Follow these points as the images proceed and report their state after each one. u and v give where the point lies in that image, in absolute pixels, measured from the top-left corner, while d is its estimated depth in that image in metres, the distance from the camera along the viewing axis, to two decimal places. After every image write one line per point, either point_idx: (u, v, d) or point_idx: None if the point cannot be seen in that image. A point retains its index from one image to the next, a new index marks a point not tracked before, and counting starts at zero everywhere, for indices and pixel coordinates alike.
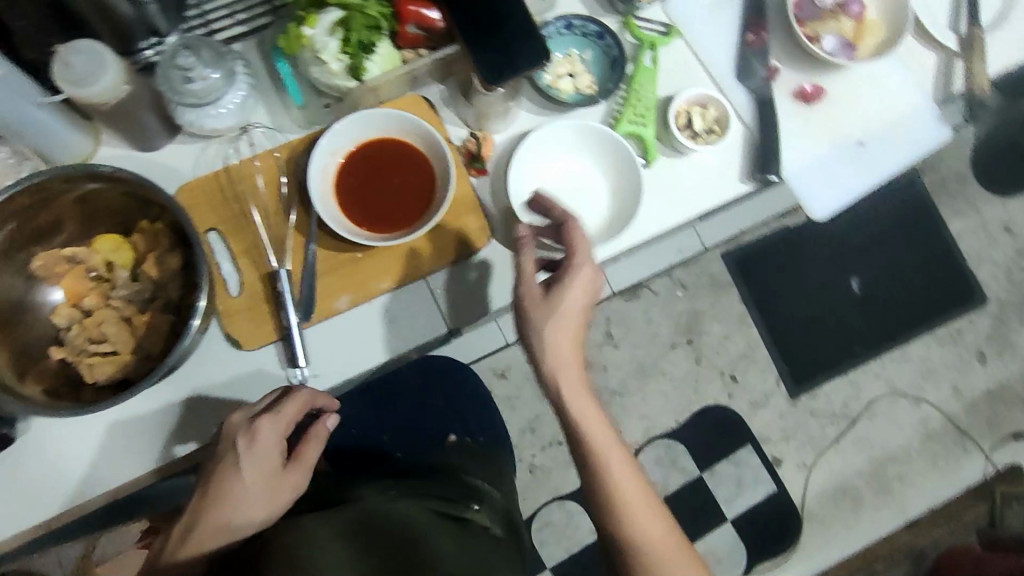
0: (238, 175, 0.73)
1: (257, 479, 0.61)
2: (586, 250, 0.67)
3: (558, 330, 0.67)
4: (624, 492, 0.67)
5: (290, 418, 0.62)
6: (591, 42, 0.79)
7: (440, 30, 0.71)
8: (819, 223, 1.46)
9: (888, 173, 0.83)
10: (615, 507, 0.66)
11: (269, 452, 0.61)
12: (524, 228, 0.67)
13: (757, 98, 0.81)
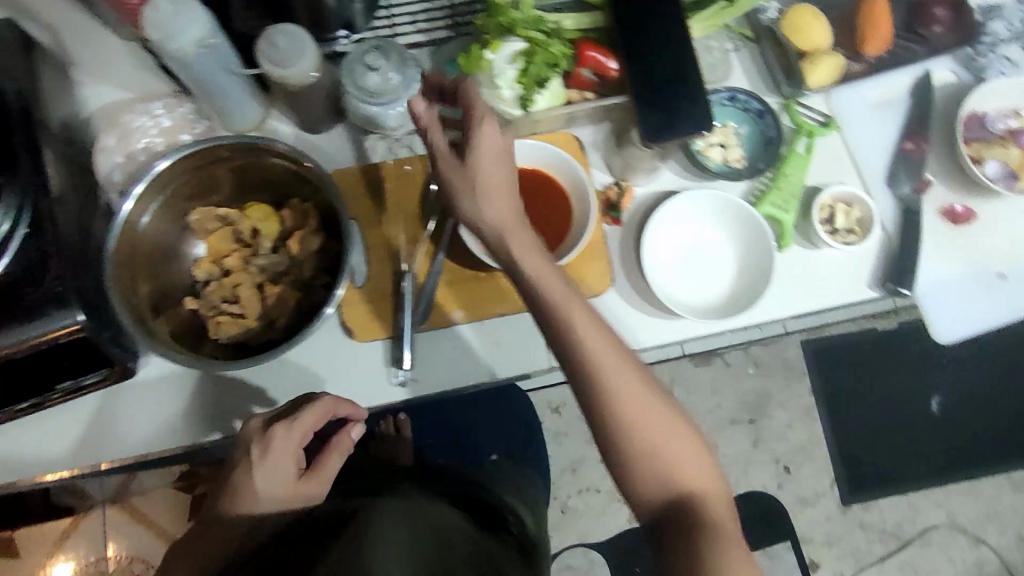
0: (388, 174, 0.77)
1: (273, 487, 0.62)
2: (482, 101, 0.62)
3: (500, 209, 0.62)
4: (624, 395, 0.56)
5: (308, 424, 0.63)
6: (749, 119, 0.80)
7: (611, 80, 0.74)
8: (908, 331, 1.40)
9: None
10: (617, 426, 0.56)
11: (287, 457, 0.62)
12: (423, 106, 0.61)
13: (903, 206, 0.79)
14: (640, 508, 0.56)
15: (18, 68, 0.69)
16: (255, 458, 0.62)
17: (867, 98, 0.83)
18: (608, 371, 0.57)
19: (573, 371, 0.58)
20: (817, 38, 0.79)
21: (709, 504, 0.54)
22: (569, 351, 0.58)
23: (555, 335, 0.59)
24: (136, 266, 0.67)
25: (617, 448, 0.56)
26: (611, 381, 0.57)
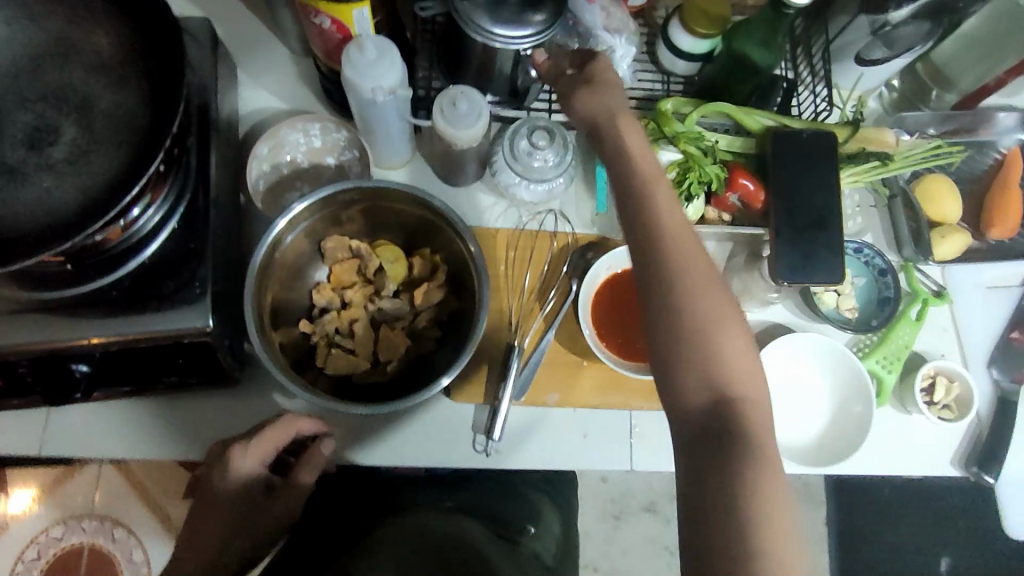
0: (515, 243, 0.78)
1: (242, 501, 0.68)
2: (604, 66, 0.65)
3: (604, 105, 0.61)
4: (692, 292, 0.54)
5: (267, 444, 0.66)
6: (870, 272, 0.81)
7: (755, 210, 0.77)
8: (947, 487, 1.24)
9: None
10: (673, 309, 0.53)
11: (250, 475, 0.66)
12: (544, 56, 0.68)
13: (1000, 394, 0.80)
14: (682, 413, 0.53)
15: (203, 66, 0.71)
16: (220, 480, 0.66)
17: (983, 278, 0.84)
18: (679, 262, 0.54)
19: (643, 255, 0.56)
20: (948, 211, 0.81)
21: (750, 409, 0.51)
22: (643, 232, 0.56)
23: (633, 213, 0.57)
24: (269, 279, 0.68)
25: (667, 332, 0.53)
26: (680, 265, 0.54)
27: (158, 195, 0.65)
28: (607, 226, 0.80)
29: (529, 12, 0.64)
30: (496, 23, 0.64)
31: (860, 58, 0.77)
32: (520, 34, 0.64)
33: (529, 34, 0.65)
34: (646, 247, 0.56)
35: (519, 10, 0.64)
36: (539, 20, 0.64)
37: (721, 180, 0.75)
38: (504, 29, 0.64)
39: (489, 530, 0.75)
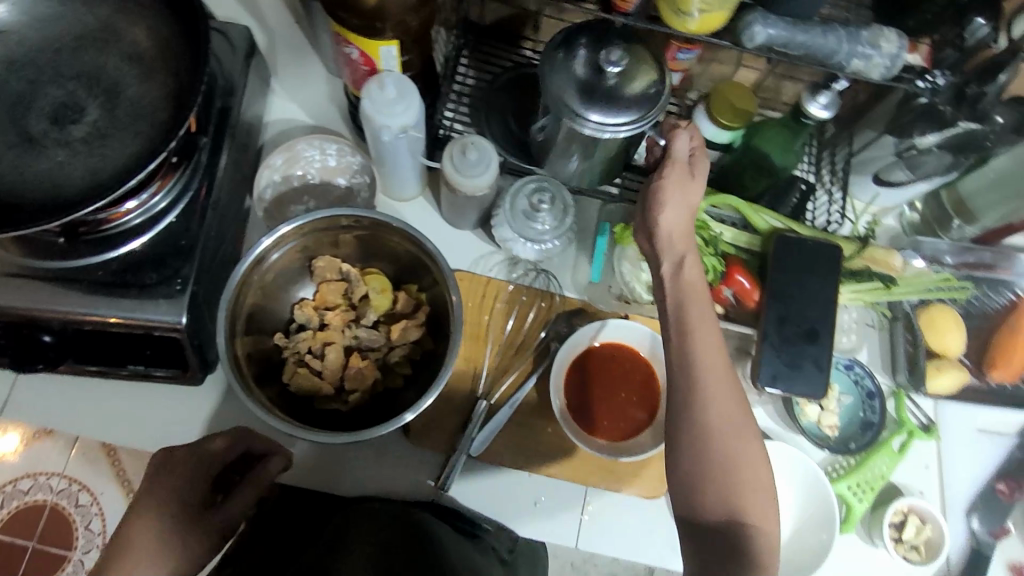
0: (503, 297, 0.77)
1: (187, 506, 0.63)
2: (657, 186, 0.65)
3: (674, 218, 0.63)
4: (715, 413, 0.58)
5: (220, 443, 0.67)
6: (857, 393, 0.78)
7: (748, 310, 0.75)
8: None
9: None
10: (699, 430, 0.58)
11: (194, 477, 0.64)
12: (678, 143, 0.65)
13: (973, 545, 0.76)
14: (696, 526, 0.57)
15: (236, 71, 0.73)
16: (160, 482, 0.63)
17: (977, 420, 0.81)
18: (706, 378, 0.59)
19: (680, 377, 0.59)
20: (950, 344, 0.78)
21: (763, 531, 0.56)
22: (684, 351, 0.60)
23: (673, 325, 0.61)
24: (251, 288, 0.69)
25: (692, 449, 0.58)
26: (708, 385, 0.58)
27: (167, 183, 0.67)
28: (598, 296, 0.79)
29: (628, 100, 0.61)
30: (590, 101, 0.61)
31: (878, 176, 0.77)
32: (614, 121, 0.61)
33: (625, 123, 0.61)
34: (683, 364, 0.59)
35: (615, 95, 0.61)
36: (635, 112, 0.61)
37: (716, 272, 0.75)
38: (598, 113, 0.61)
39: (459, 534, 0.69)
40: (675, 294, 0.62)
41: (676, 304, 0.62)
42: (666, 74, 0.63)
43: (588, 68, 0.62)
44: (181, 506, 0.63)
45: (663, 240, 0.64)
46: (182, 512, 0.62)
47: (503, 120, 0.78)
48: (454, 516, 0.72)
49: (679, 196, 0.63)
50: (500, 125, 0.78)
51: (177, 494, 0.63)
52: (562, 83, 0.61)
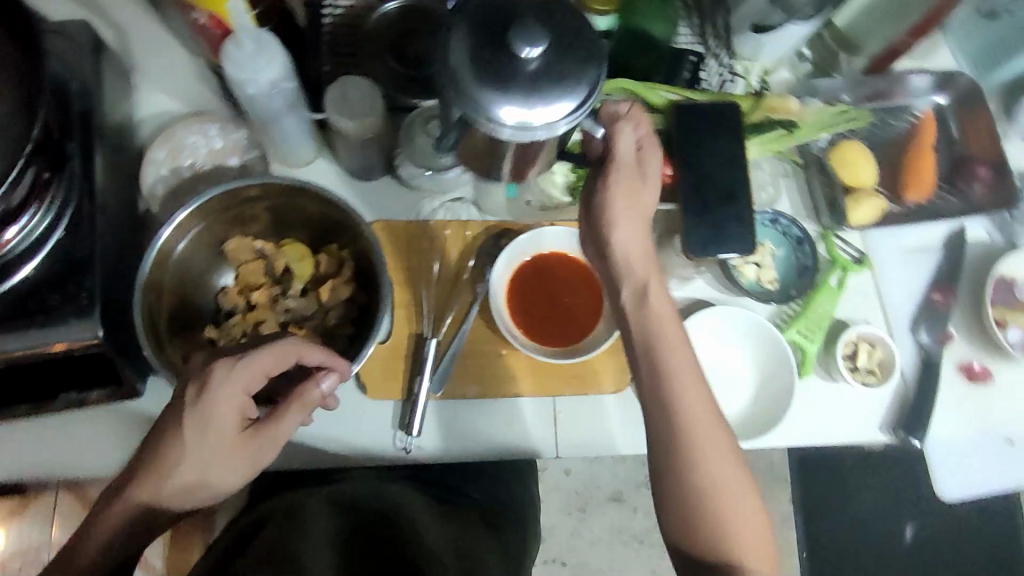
0: (427, 235, 0.76)
1: (222, 440, 0.56)
2: (615, 198, 0.64)
3: (627, 235, 0.65)
4: (698, 445, 0.59)
5: (260, 368, 0.57)
6: (787, 243, 0.80)
7: (664, 184, 0.76)
8: (885, 458, 1.34)
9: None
10: (686, 466, 0.59)
11: (226, 415, 0.56)
12: (625, 145, 0.63)
13: (923, 355, 0.80)
14: (695, 559, 0.59)
15: (86, 71, 0.69)
16: (190, 412, 0.55)
17: (903, 241, 0.84)
18: (686, 408, 0.60)
19: (657, 408, 0.61)
20: (863, 175, 0.81)
21: (754, 560, 0.58)
22: (661, 383, 0.61)
23: (644, 357, 0.62)
24: (165, 283, 0.67)
25: (679, 484, 0.59)
26: (685, 418, 0.60)
27: (41, 202, 0.63)
28: (519, 211, 0.78)
29: (553, 91, 0.50)
30: (504, 99, 0.50)
31: (757, 26, 0.77)
32: (533, 122, 0.51)
33: (553, 119, 0.51)
34: (661, 397, 0.61)
35: (529, 85, 0.50)
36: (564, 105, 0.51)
37: None
38: (512, 114, 0.51)
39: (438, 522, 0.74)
40: (643, 323, 0.63)
41: (643, 331, 0.63)
42: (595, 49, 0.53)
43: (489, 53, 0.51)
44: (214, 440, 0.56)
45: (621, 261, 0.65)
46: (216, 448, 0.56)
47: (382, 61, 0.77)
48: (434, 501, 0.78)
49: (630, 206, 0.64)
50: (381, 67, 0.77)
51: (207, 425, 0.55)
52: (469, 78, 0.50)
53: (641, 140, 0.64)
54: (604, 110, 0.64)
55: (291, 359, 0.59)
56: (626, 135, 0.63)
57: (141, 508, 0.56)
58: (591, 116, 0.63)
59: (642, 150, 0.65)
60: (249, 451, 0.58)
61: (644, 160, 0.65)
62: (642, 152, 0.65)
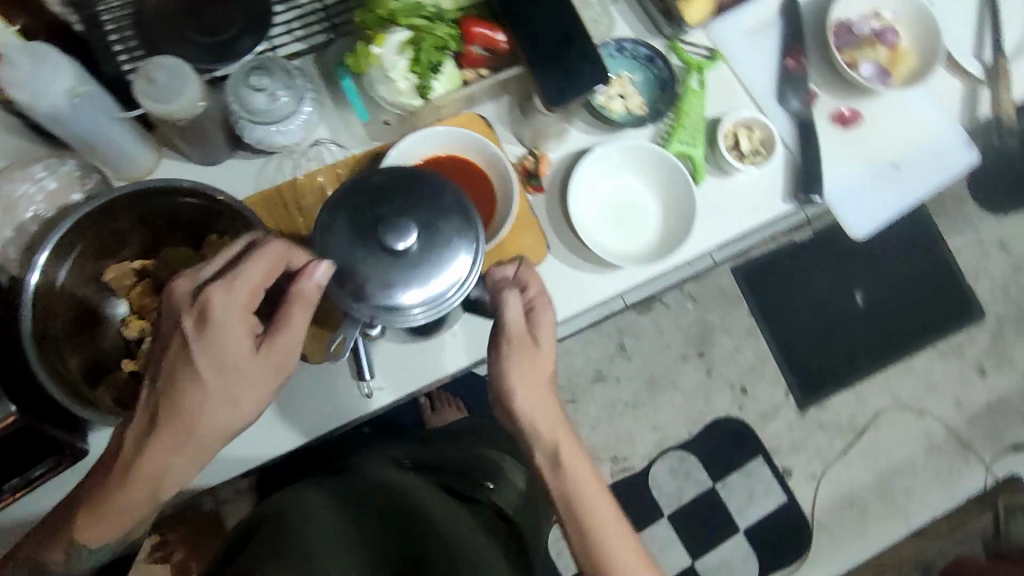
0: (302, 190, 0.75)
1: (237, 361, 0.63)
2: (513, 354, 0.70)
3: (531, 393, 0.70)
4: (601, 538, 0.66)
5: (254, 283, 0.63)
6: (640, 65, 0.82)
7: (503, 52, 0.74)
8: (772, 254, 1.74)
9: (921, 195, 0.86)
10: (591, 549, 0.66)
11: (234, 340, 0.63)
12: (512, 303, 0.70)
13: (798, 120, 0.84)
14: None
15: None
16: (204, 338, 0.62)
17: (744, 22, 0.85)
18: (589, 506, 0.68)
19: (564, 504, 0.68)
20: None
21: None
22: (571, 492, 0.68)
23: (553, 473, 0.69)
24: (58, 334, 0.68)
25: (589, 574, 0.66)
26: (589, 515, 0.67)
27: None
28: (377, 132, 0.77)
29: (447, 256, 0.65)
30: (407, 287, 0.64)
31: None
32: (439, 295, 0.65)
33: (451, 289, 0.65)
34: (570, 505, 0.68)
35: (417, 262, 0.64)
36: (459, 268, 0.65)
37: (456, 38, 0.72)
38: (418, 297, 0.64)
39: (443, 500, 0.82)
40: (552, 464, 0.69)
41: (554, 465, 0.69)
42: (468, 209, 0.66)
43: (383, 252, 0.64)
44: (230, 359, 0.63)
45: (530, 427, 0.70)
46: (234, 369, 0.63)
47: (189, 40, 0.75)
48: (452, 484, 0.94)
49: (527, 376, 0.69)
50: (192, 47, 0.75)
51: (223, 346, 0.62)
52: (372, 268, 0.64)
53: (526, 287, 0.71)
54: (488, 281, 0.71)
55: (283, 262, 0.64)
56: (514, 299, 0.70)
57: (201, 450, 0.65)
58: (479, 287, 0.71)
59: (530, 302, 0.72)
60: (269, 358, 0.65)
61: (536, 310, 0.71)
62: (530, 300, 0.71)
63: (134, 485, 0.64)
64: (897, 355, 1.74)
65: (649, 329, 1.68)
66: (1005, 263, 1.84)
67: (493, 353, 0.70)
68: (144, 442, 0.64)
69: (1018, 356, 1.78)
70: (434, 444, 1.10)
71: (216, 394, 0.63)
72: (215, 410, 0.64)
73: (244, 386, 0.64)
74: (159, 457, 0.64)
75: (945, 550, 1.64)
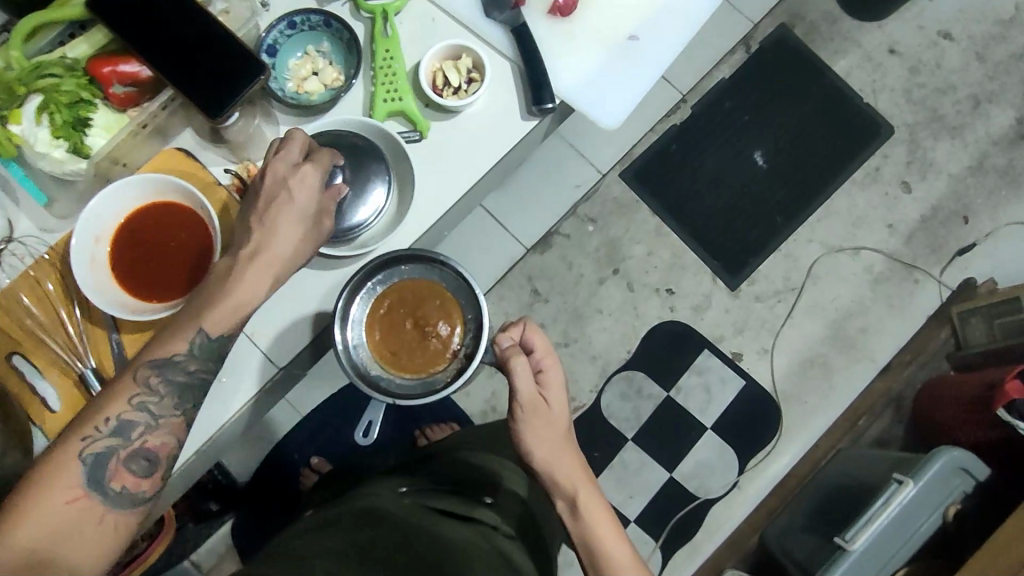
0: (8, 304, 0.83)
1: (304, 191, 0.78)
2: (519, 398, 0.84)
3: (541, 437, 0.85)
4: (599, 529, 0.82)
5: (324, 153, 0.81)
6: (329, 36, 0.88)
7: (146, 81, 0.79)
8: (658, 144, 1.67)
9: (659, 61, 0.95)
10: (590, 539, 0.82)
11: (306, 189, 0.78)
12: (521, 366, 0.83)
13: (511, 28, 0.90)
14: None
15: None
16: (285, 175, 0.78)
17: None
18: (585, 501, 0.83)
19: (568, 513, 0.84)
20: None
21: None
22: (581, 502, 0.83)
23: (550, 480, 0.85)
24: None
25: (587, 554, 0.82)
26: (587, 508, 0.83)
27: None
28: (63, 209, 0.85)
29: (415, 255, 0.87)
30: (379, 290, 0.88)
31: None
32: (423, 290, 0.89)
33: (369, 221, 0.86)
34: (574, 513, 0.83)
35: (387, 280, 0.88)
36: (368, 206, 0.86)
37: (86, 86, 0.78)
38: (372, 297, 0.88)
39: (440, 521, 0.99)
40: (545, 472, 0.85)
41: (549, 476, 0.85)
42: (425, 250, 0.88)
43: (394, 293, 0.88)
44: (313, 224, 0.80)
45: (545, 470, 0.85)
46: (309, 227, 0.79)
47: None
48: (458, 493, 1.12)
49: (534, 425, 0.85)
50: None
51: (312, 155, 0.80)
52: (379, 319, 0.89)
53: (531, 350, 0.87)
54: (502, 348, 0.85)
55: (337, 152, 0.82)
56: (523, 360, 0.84)
57: (259, 287, 0.76)
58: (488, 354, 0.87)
59: (536, 366, 0.86)
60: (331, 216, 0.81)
61: (538, 370, 0.86)
62: (536, 365, 0.87)
63: (229, 303, 0.76)
64: (813, 202, 1.67)
65: (558, 266, 1.62)
66: (901, 67, 1.73)
67: (509, 414, 0.85)
68: (230, 275, 0.76)
69: (940, 159, 1.70)
70: (443, 459, 1.26)
71: (302, 190, 0.78)
72: (295, 202, 0.78)
73: (311, 202, 0.79)
74: (250, 287, 0.76)
75: (915, 376, 1.60)
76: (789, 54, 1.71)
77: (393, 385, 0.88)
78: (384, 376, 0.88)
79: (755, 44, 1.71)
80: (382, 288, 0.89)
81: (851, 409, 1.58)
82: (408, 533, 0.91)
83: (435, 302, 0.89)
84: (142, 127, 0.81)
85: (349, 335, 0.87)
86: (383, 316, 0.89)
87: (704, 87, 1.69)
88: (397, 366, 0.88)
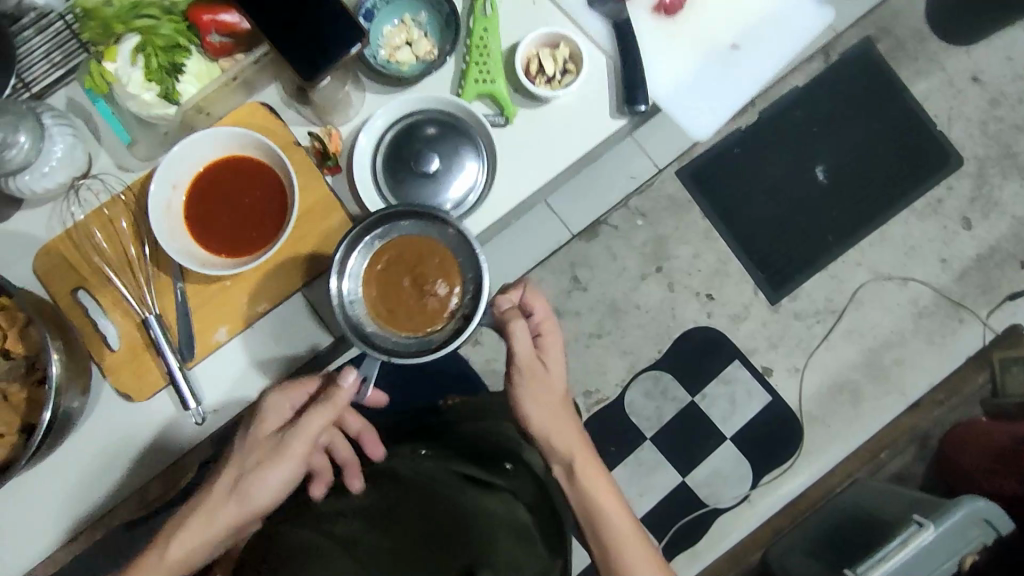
0: (80, 236, 0.85)
1: (266, 436, 0.81)
2: (519, 363, 0.84)
3: (538, 404, 0.85)
4: (599, 499, 0.82)
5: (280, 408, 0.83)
6: (428, 7, 0.88)
7: (242, 34, 0.81)
8: (720, 146, 1.63)
9: (756, 75, 0.93)
10: (591, 511, 0.82)
11: (263, 430, 0.82)
12: (520, 328, 0.83)
13: (612, 23, 0.89)
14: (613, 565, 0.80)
15: None
16: (257, 429, 0.82)
17: None
18: (583, 468, 0.84)
19: (569, 484, 0.85)
20: None
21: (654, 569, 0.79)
22: (578, 471, 0.84)
23: (546, 449, 0.86)
24: None
25: (588, 525, 0.83)
26: (587, 478, 0.83)
27: None
28: (145, 150, 0.86)
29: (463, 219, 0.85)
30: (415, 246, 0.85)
31: None
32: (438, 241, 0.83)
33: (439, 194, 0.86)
34: (574, 483, 0.84)
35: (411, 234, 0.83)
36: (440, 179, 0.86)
37: (183, 31, 0.80)
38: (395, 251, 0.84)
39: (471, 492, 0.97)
40: (542, 438, 0.86)
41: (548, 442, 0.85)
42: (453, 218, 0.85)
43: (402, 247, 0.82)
44: (283, 453, 0.80)
45: (546, 441, 0.86)
46: (285, 467, 0.80)
47: None
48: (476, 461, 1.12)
49: (536, 393, 0.85)
50: None
51: (272, 412, 0.82)
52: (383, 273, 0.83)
53: (531, 316, 0.87)
54: (503, 309, 0.84)
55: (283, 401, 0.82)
56: (520, 323, 0.83)
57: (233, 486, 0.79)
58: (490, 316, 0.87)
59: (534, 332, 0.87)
60: (288, 445, 0.80)
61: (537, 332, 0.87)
62: (534, 329, 0.87)
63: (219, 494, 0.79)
64: (869, 227, 1.63)
65: (601, 256, 1.61)
66: (981, 98, 1.67)
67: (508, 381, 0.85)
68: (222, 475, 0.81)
69: (1005, 198, 1.65)
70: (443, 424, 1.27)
71: (271, 422, 0.82)
72: (262, 439, 0.82)
73: (280, 443, 0.80)
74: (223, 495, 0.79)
75: (944, 416, 1.58)
76: (868, 70, 1.65)
77: (396, 345, 0.82)
78: (379, 334, 0.82)
79: (834, 54, 1.65)
80: (381, 243, 0.83)
81: (874, 439, 1.57)
82: (432, 497, 0.88)
83: (433, 260, 0.83)
84: (232, 79, 0.82)
85: (345, 287, 0.82)
86: (382, 272, 0.83)
87: (775, 93, 1.64)
88: (393, 325, 0.82)
